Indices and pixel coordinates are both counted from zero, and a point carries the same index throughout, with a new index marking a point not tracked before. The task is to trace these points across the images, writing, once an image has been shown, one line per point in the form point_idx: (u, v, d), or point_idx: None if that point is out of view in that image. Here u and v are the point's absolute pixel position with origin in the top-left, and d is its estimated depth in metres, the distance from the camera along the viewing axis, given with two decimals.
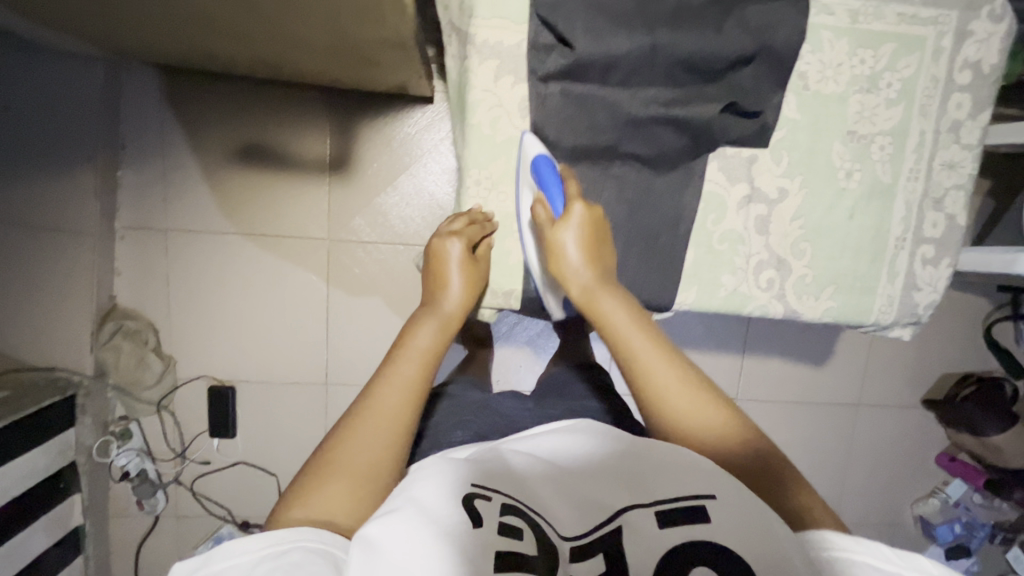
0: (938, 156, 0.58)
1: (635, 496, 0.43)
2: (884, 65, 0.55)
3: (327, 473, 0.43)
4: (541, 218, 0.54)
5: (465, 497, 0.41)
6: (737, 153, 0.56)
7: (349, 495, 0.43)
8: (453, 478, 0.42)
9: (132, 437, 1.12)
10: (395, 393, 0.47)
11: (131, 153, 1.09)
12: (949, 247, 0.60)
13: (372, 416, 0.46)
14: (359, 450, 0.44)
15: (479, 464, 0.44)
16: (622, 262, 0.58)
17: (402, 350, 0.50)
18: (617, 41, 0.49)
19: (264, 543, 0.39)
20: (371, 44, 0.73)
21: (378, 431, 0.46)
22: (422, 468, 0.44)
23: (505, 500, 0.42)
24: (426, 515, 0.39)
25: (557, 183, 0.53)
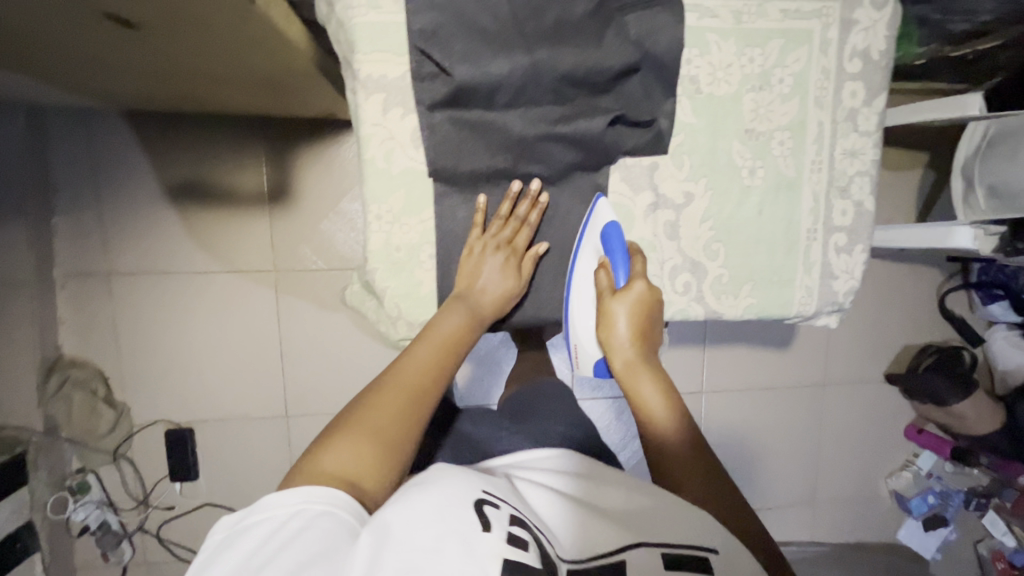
0: (838, 144, 0.58)
1: (640, 534, 0.46)
2: (774, 61, 0.56)
3: (344, 430, 0.46)
4: (601, 285, 0.57)
5: (478, 503, 0.43)
6: (637, 163, 0.56)
7: (361, 453, 0.45)
8: (467, 488, 0.45)
9: (90, 490, 1.09)
10: (421, 369, 0.50)
11: (62, 199, 1.06)
12: (861, 234, 0.61)
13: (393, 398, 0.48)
14: (378, 426, 0.47)
15: (492, 485, 0.47)
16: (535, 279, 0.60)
17: (428, 336, 0.53)
18: (495, 64, 0.49)
19: (294, 502, 0.40)
20: (281, 76, 0.72)
21: (401, 403, 0.48)
22: (437, 474, 0.47)
23: (511, 512, 0.45)
24: (438, 510, 0.42)
25: (625, 257, 0.55)
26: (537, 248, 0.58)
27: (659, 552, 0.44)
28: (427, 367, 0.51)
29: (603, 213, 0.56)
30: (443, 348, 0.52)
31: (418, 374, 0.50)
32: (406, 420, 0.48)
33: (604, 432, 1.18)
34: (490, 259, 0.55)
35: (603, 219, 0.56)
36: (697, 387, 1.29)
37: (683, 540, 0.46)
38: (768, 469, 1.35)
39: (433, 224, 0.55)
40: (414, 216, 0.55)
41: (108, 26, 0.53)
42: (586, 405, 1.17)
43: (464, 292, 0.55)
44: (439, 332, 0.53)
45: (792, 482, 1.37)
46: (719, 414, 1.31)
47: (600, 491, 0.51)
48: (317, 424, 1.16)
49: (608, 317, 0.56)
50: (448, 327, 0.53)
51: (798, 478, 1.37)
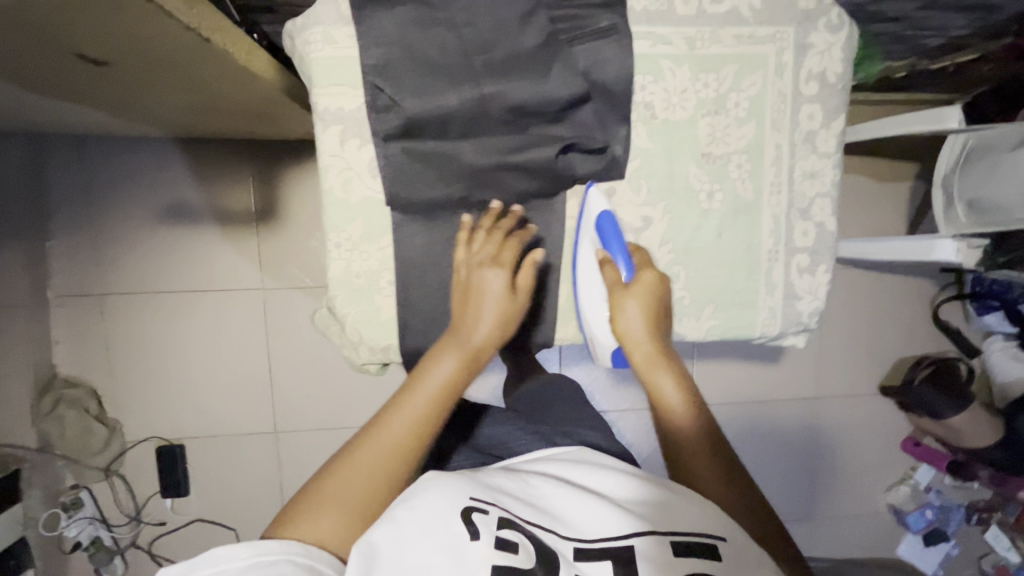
0: (797, 166, 0.59)
1: (642, 523, 0.49)
2: (729, 86, 0.57)
3: (329, 490, 0.46)
4: (610, 281, 0.56)
5: (466, 512, 0.46)
6: (594, 188, 0.57)
7: (346, 519, 0.45)
8: (454, 494, 0.47)
9: (83, 506, 1.11)
10: (406, 423, 0.50)
11: (56, 222, 1.08)
12: (824, 254, 0.61)
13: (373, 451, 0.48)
14: (355, 481, 0.47)
15: (479, 485, 0.50)
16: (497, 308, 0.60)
17: (419, 382, 0.51)
18: (445, 97, 0.50)
19: (251, 551, 0.41)
20: (258, 106, 0.74)
21: (383, 458, 0.48)
22: (426, 481, 0.49)
23: (502, 513, 0.47)
24: (425, 527, 0.44)
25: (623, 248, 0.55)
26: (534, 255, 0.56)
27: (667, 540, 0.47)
28: (418, 420, 0.50)
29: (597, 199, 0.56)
30: (437, 393, 0.51)
31: (407, 423, 0.50)
32: (387, 478, 0.48)
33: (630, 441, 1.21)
34: (488, 285, 0.54)
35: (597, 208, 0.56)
36: None
37: (683, 528, 0.48)
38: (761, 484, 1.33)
39: (392, 252, 0.56)
40: (373, 243, 0.56)
41: (80, 64, 0.55)
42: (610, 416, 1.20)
43: (460, 333, 0.54)
44: (431, 378, 0.52)
45: (786, 497, 1.35)
46: None
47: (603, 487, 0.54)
48: (305, 441, 1.18)
49: (622, 314, 0.55)
50: (442, 370, 0.52)
51: (791, 492, 1.35)
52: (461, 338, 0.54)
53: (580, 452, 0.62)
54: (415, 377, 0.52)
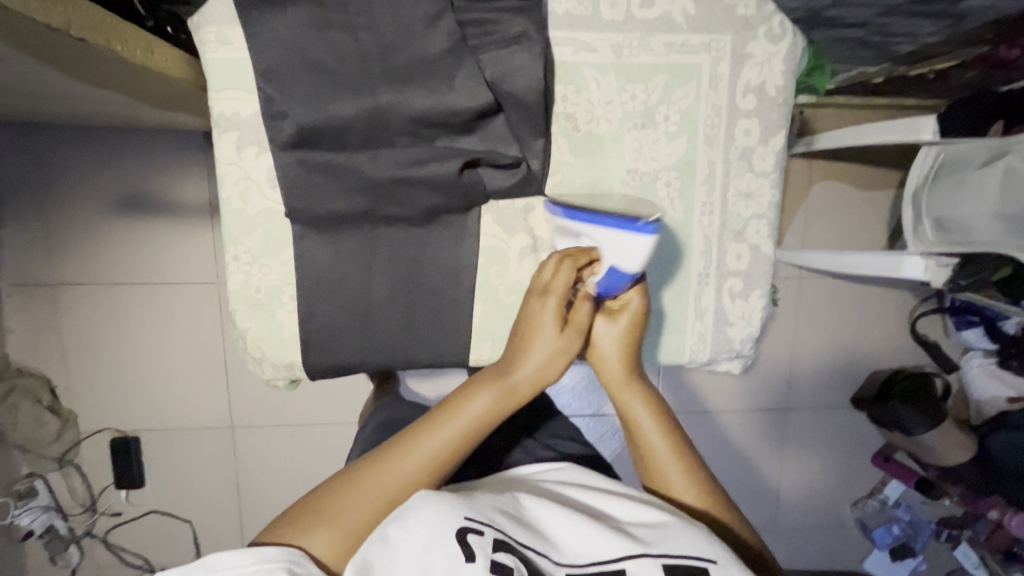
0: (732, 185, 0.55)
1: (642, 546, 0.44)
2: (658, 98, 0.53)
3: (334, 508, 0.45)
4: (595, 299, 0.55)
5: (461, 532, 0.41)
6: (510, 204, 0.54)
7: (339, 544, 0.44)
8: (440, 509, 0.43)
9: (37, 495, 1.11)
10: (429, 455, 0.47)
11: (7, 211, 1.06)
12: (759, 278, 0.57)
13: (392, 472, 0.46)
14: (364, 500, 0.45)
15: (474, 501, 0.45)
16: (407, 331, 0.56)
17: (452, 410, 0.49)
18: (339, 106, 0.47)
19: (252, 559, 0.40)
20: (184, 101, 0.70)
21: (397, 482, 0.46)
22: (423, 496, 0.44)
23: (497, 535, 0.42)
24: (419, 548, 0.40)
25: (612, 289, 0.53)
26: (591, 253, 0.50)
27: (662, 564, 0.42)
28: (440, 454, 0.47)
29: (635, 242, 0.49)
30: (467, 431, 0.48)
31: (426, 454, 0.47)
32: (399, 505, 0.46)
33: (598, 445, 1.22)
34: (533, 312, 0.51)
35: (628, 260, 0.50)
36: None
37: (687, 551, 0.44)
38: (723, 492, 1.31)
39: (294, 266, 0.53)
40: (274, 256, 0.53)
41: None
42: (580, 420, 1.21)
43: (507, 374, 0.50)
44: (466, 412, 0.49)
45: (752, 507, 1.33)
46: None
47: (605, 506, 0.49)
48: (259, 437, 1.17)
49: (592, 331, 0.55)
50: (477, 406, 0.49)
51: (756, 504, 1.33)
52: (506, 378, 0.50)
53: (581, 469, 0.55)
54: (452, 405, 0.50)
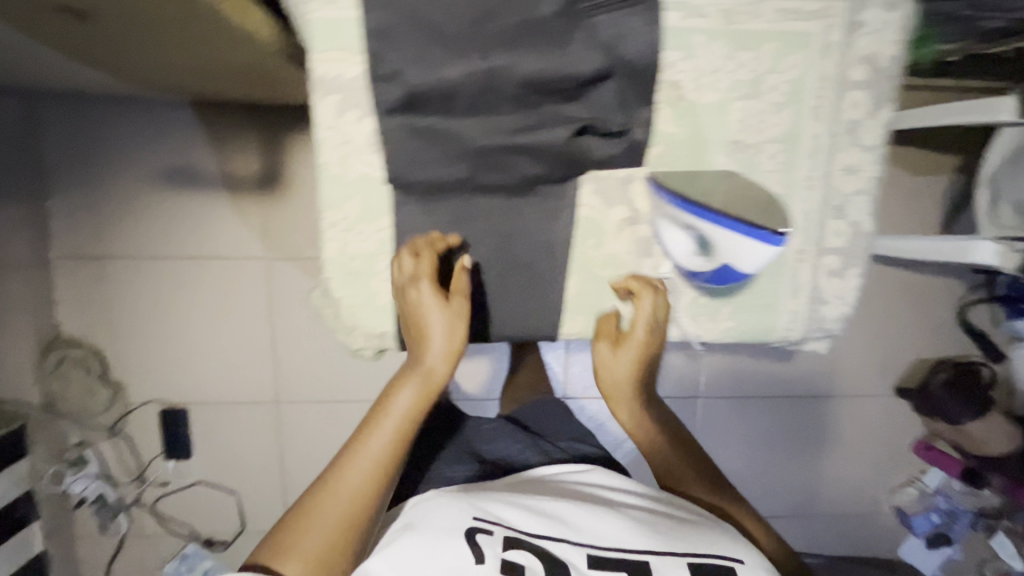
0: (837, 159, 0.54)
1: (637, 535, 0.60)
2: (767, 67, 0.51)
3: (302, 530, 0.55)
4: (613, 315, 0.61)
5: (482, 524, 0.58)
6: (611, 174, 0.55)
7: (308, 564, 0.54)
8: (464, 515, 0.59)
9: (87, 464, 1.12)
10: (373, 456, 0.58)
11: (57, 181, 1.06)
12: (857, 256, 0.57)
13: (345, 483, 0.57)
14: (328, 514, 0.56)
15: (496, 502, 0.62)
16: (499, 298, 0.59)
17: (385, 410, 0.60)
18: (450, 67, 0.48)
19: None
20: (257, 66, 0.71)
21: (355, 491, 0.57)
22: (448, 503, 0.61)
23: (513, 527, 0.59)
24: (451, 536, 0.57)
25: (722, 278, 0.55)
26: (448, 240, 0.57)
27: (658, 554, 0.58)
28: (383, 450, 0.59)
29: (759, 250, 0.51)
30: (398, 429, 0.59)
31: (371, 458, 0.58)
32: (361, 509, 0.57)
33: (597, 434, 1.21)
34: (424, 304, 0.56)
35: (744, 262, 0.52)
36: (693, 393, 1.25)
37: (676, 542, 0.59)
38: (761, 475, 1.32)
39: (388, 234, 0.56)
40: (369, 223, 0.56)
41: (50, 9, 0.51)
42: None
43: (417, 366, 0.60)
44: (397, 407, 0.60)
45: (787, 492, 1.34)
46: (714, 421, 1.28)
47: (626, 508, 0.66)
48: (304, 411, 1.17)
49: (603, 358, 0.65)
50: (405, 397, 0.60)
51: (793, 489, 1.34)
52: (420, 371, 0.60)
53: (585, 473, 0.74)
54: (380, 411, 0.60)
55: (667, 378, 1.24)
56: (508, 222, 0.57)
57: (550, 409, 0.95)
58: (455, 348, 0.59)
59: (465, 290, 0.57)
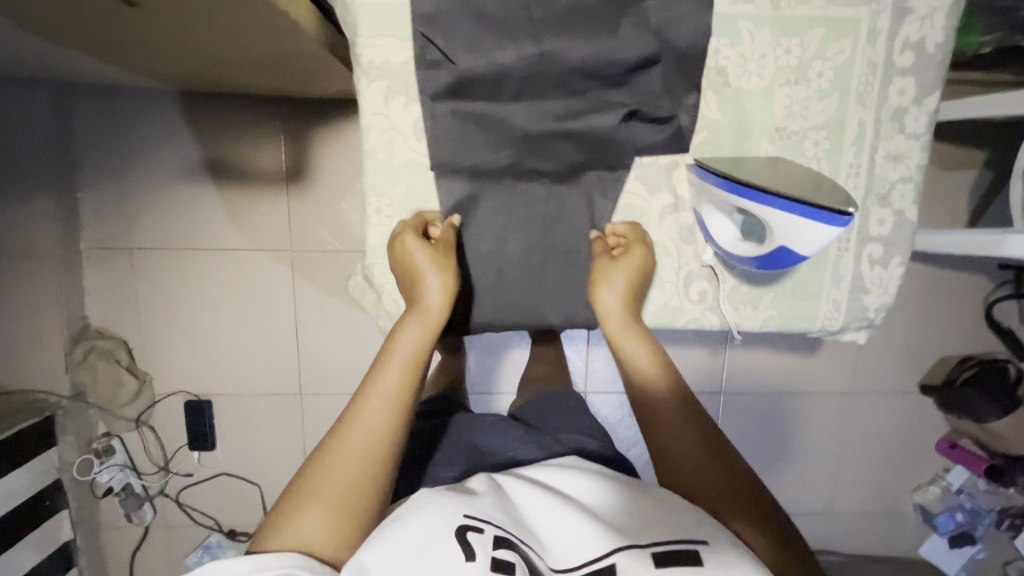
0: (881, 147, 0.59)
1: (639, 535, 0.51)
2: (813, 54, 0.57)
3: (312, 489, 0.50)
4: (602, 250, 0.62)
5: (459, 531, 0.49)
6: (655, 161, 0.61)
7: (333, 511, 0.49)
8: (448, 513, 0.50)
9: (114, 453, 1.14)
10: (383, 403, 0.54)
11: (88, 175, 1.07)
12: (899, 245, 0.61)
13: (353, 433, 0.53)
14: (339, 469, 0.51)
15: (472, 503, 0.53)
16: (542, 281, 0.63)
17: (390, 353, 0.57)
18: (501, 53, 0.53)
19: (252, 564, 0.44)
20: (294, 60, 0.73)
21: (365, 441, 0.53)
22: (421, 503, 0.52)
23: (496, 532, 0.50)
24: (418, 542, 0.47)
25: (776, 260, 0.55)
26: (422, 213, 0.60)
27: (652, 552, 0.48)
28: (392, 393, 0.55)
29: (819, 232, 0.50)
30: (407, 366, 0.56)
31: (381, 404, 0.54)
32: (375, 460, 0.52)
33: (616, 429, 1.19)
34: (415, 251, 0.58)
35: (802, 243, 0.51)
36: (716, 388, 1.25)
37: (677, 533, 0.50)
38: (783, 472, 1.31)
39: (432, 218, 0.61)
40: (413, 210, 0.61)
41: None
42: None
43: (417, 304, 0.58)
44: (402, 347, 0.57)
45: (810, 489, 1.33)
46: (735, 417, 1.27)
47: (600, 498, 0.57)
48: (327, 403, 1.18)
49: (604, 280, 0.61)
50: (410, 337, 0.58)
51: (814, 486, 1.33)
52: (419, 308, 0.59)
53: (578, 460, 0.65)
54: (384, 353, 0.57)
55: (689, 372, 1.25)
56: (555, 199, 0.61)
57: (578, 397, 0.96)
58: (453, 286, 0.60)
59: (450, 242, 0.60)
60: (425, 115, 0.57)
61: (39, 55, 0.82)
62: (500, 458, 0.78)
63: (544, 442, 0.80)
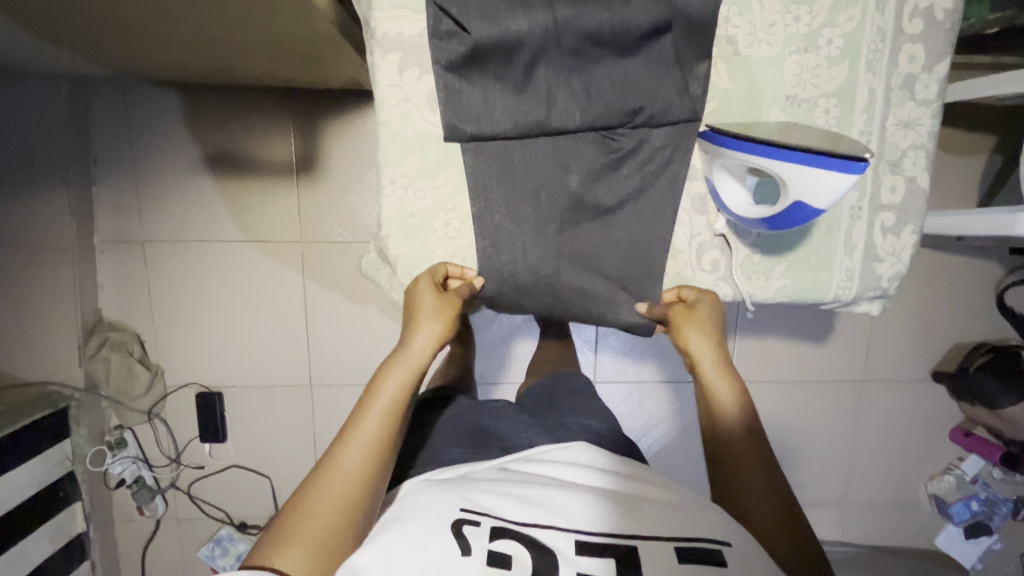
0: (892, 114, 0.61)
1: (643, 530, 0.53)
2: (822, 22, 0.58)
3: (294, 529, 0.51)
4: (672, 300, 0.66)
5: (456, 525, 0.51)
6: (668, 132, 0.61)
7: (313, 548, 0.50)
8: (448, 507, 0.53)
9: (126, 446, 1.15)
10: (367, 441, 0.56)
11: (102, 168, 1.09)
12: (911, 213, 0.63)
13: (336, 473, 0.54)
14: (320, 508, 0.52)
15: (471, 497, 0.55)
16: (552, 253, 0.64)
17: (376, 393, 0.59)
18: (516, 22, 0.55)
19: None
20: (305, 43, 0.75)
21: (348, 481, 0.54)
22: (421, 499, 0.55)
23: (493, 523, 0.52)
24: (421, 537, 0.50)
25: (787, 219, 0.56)
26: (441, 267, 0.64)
27: (671, 547, 0.51)
28: (378, 431, 0.57)
29: (833, 181, 0.51)
30: (392, 406, 0.58)
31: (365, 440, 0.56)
32: (354, 500, 0.53)
33: (627, 419, 1.19)
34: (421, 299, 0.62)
35: (815, 195, 0.52)
36: None
37: (693, 535, 0.53)
38: (794, 463, 1.30)
39: (444, 190, 0.63)
40: (428, 180, 0.63)
41: None
42: (656, 386, 1.18)
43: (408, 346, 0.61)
44: (388, 388, 0.59)
45: (821, 480, 1.31)
46: None
47: (599, 492, 0.59)
48: (336, 395, 1.18)
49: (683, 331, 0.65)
50: (395, 379, 0.59)
51: (826, 477, 1.31)
52: (410, 349, 0.61)
53: (573, 452, 0.67)
54: (371, 392, 0.59)
55: None
56: (564, 171, 0.62)
57: (585, 384, 0.96)
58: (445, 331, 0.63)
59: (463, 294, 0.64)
60: (438, 86, 0.59)
61: (58, 51, 0.84)
62: (509, 443, 0.78)
63: (551, 431, 0.80)
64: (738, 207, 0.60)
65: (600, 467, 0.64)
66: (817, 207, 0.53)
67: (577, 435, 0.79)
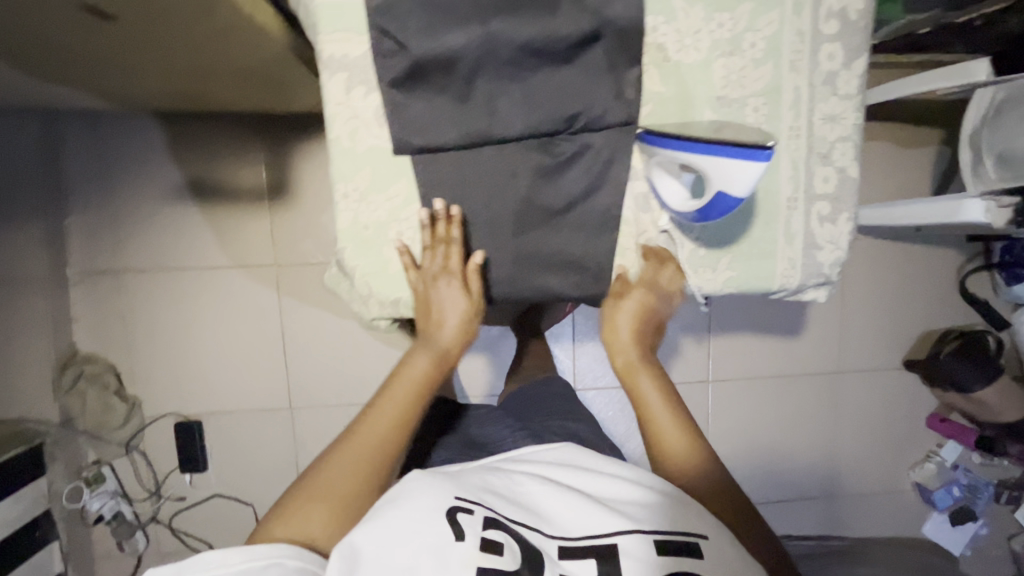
0: (819, 109, 0.65)
1: (626, 523, 0.54)
2: (745, 26, 0.62)
3: (319, 491, 0.56)
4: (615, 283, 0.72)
5: (450, 512, 0.50)
6: (608, 135, 0.64)
7: (330, 510, 0.55)
8: (440, 495, 0.52)
9: (105, 480, 1.13)
10: (387, 418, 0.62)
11: (72, 202, 1.10)
12: (843, 202, 0.67)
13: (358, 441, 0.60)
14: (341, 474, 0.57)
15: (464, 485, 0.55)
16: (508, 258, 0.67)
17: (399, 375, 0.66)
18: (454, 37, 0.58)
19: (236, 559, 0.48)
20: (261, 67, 0.77)
21: (367, 452, 0.59)
22: (413, 484, 0.54)
23: (486, 513, 0.52)
24: (411, 525, 0.49)
25: (714, 210, 0.60)
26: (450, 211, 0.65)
27: (650, 539, 0.52)
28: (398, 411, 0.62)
29: (748, 170, 0.55)
30: (414, 388, 0.65)
31: (383, 418, 0.62)
32: (374, 467, 0.59)
33: (608, 424, 1.20)
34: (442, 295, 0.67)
35: (734, 185, 0.57)
36: (703, 377, 1.26)
37: (675, 528, 0.54)
38: (778, 459, 1.31)
39: (397, 201, 0.65)
40: (380, 192, 0.65)
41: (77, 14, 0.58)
42: None
43: (432, 338, 0.68)
44: (410, 373, 0.66)
45: (806, 475, 1.32)
46: (725, 406, 1.28)
47: (590, 484, 0.59)
48: (317, 416, 1.18)
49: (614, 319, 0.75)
50: (418, 365, 0.67)
51: (810, 471, 1.32)
52: (430, 338, 0.69)
53: (561, 446, 0.66)
54: (394, 376, 0.66)
55: (678, 364, 1.26)
56: (513, 177, 0.64)
57: (561, 391, 0.97)
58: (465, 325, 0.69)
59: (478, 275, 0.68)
60: (386, 101, 0.61)
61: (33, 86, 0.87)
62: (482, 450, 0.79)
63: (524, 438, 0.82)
64: (673, 205, 0.63)
65: (584, 458, 0.64)
66: (737, 195, 0.57)
67: (551, 439, 0.80)
